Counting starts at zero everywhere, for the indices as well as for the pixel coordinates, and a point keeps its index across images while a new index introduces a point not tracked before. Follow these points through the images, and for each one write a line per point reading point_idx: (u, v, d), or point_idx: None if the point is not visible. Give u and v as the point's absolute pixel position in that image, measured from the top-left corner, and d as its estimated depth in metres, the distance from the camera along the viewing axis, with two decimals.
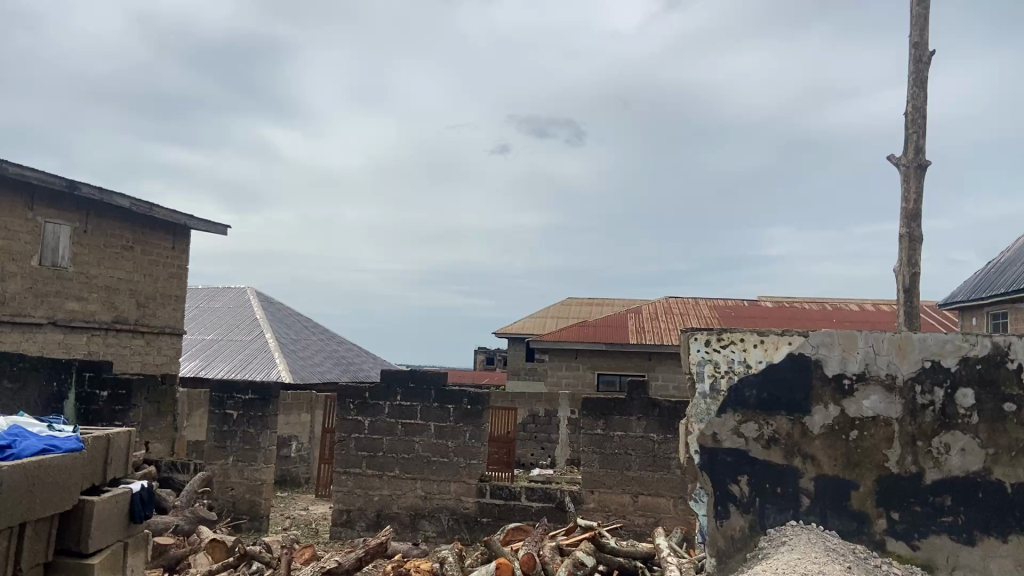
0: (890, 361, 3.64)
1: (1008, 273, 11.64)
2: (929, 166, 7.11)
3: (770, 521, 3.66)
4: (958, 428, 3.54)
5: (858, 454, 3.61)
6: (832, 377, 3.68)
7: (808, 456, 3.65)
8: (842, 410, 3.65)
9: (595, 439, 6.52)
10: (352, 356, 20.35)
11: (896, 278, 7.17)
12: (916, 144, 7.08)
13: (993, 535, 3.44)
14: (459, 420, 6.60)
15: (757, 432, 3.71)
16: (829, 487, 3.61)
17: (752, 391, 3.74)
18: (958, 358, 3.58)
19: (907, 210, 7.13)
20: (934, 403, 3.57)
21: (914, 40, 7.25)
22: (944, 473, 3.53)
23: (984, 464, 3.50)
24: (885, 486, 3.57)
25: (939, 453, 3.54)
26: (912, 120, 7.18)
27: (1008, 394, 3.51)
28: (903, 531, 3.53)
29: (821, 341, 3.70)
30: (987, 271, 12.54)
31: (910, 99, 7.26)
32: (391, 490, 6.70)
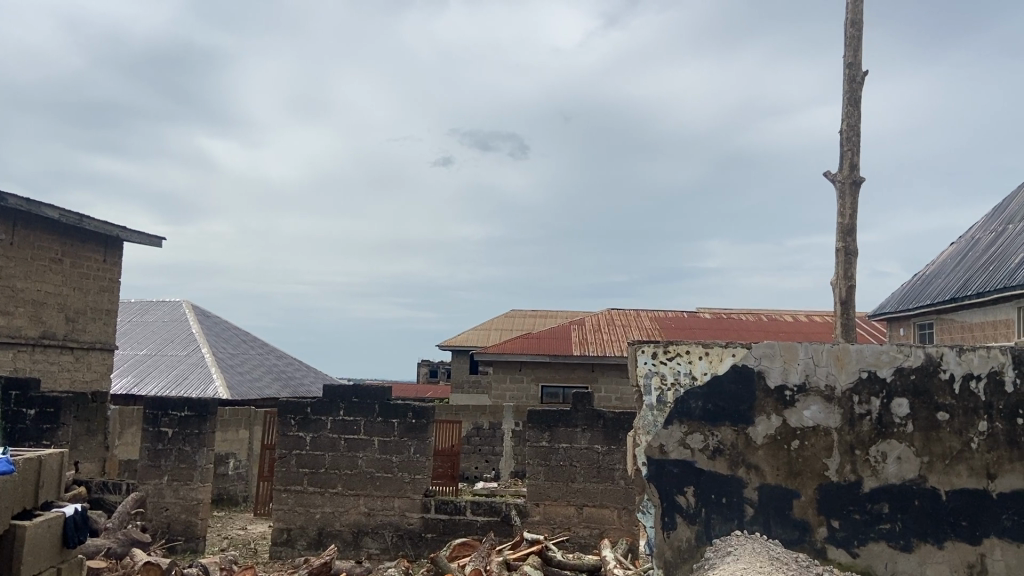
0: (828, 371, 3.74)
1: (934, 284, 12.11)
2: (863, 183, 7.35)
3: (716, 531, 3.71)
4: (894, 437, 3.65)
5: (799, 463, 3.69)
6: (774, 389, 3.75)
7: (752, 466, 3.72)
8: (784, 420, 3.72)
9: (541, 451, 6.53)
10: (291, 371, 19.98)
11: (833, 291, 7.37)
12: (850, 160, 7.34)
13: (930, 542, 3.56)
14: (403, 434, 6.53)
15: (702, 443, 3.76)
16: (772, 495, 3.68)
17: (697, 402, 3.79)
18: (893, 368, 3.70)
19: (842, 225, 7.35)
20: (871, 413, 3.68)
21: (847, 60, 7.49)
22: (881, 481, 3.63)
23: (919, 472, 3.61)
24: (826, 494, 3.65)
25: (876, 461, 3.64)
26: (847, 138, 7.42)
27: (941, 403, 3.64)
28: (844, 538, 3.61)
29: (763, 353, 3.78)
30: (913, 283, 13.03)
31: (845, 117, 7.50)
32: (334, 507, 6.58)
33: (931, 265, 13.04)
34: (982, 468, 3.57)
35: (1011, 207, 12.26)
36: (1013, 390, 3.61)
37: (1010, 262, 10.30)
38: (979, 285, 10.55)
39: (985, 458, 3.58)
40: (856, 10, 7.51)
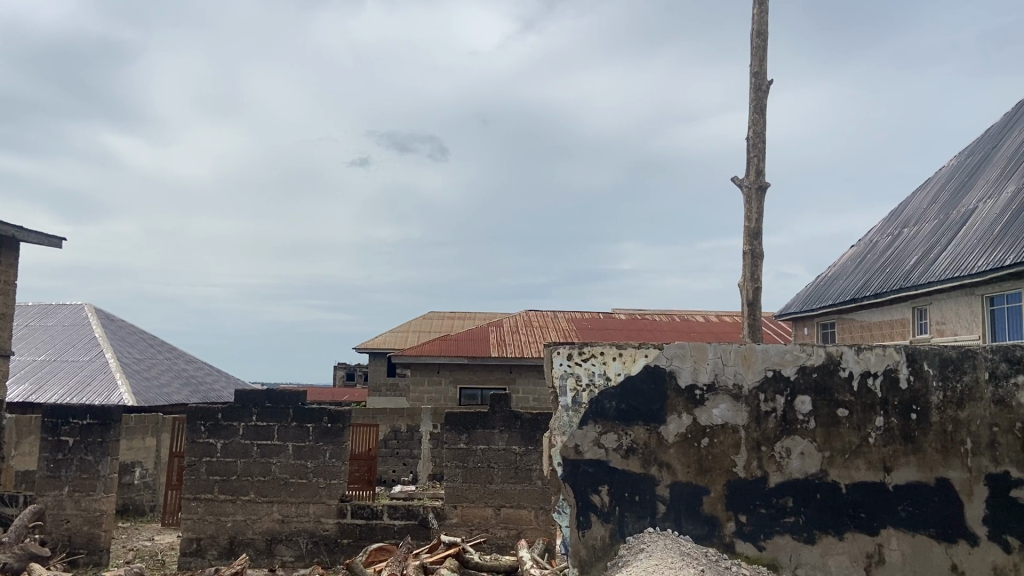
0: (736, 370, 3.85)
1: (836, 285, 12.62)
2: (769, 188, 7.61)
3: (629, 529, 3.77)
4: (797, 433, 3.79)
5: (709, 460, 3.79)
6: (685, 388, 3.84)
7: (664, 464, 3.80)
8: (694, 418, 3.82)
9: (458, 453, 6.51)
10: (202, 376, 19.36)
11: (741, 292, 7.60)
12: (756, 167, 7.60)
13: (831, 533, 3.71)
14: (318, 439, 6.41)
15: (616, 442, 3.81)
16: (683, 492, 3.77)
17: (611, 402, 3.84)
18: (797, 367, 3.84)
19: (749, 229, 7.58)
20: (776, 410, 3.81)
21: (754, 69, 7.75)
22: (786, 476, 3.76)
23: (821, 466, 3.76)
24: (733, 490, 3.76)
25: (781, 457, 3.78)
26: (753, 144, 7.67)
27: (840, 400, 3.80)
28: (750, 532, 3.73)
29: (675, 353, 3.86)
30: (816, 284, 13.56)
31: (752, 125, 7.74)
32: (246, 515, 6.40)
33: (832, 267, 13.61)
34: (878, 462, 3.75)
35: (905, 213, 12.92)
36: (907, 387, 3.80)
37: (904, 265, 10.84)
38: (876, 287, 11.06)
39: (882, 452, 3.75)
40: (761, 21, 7.78)
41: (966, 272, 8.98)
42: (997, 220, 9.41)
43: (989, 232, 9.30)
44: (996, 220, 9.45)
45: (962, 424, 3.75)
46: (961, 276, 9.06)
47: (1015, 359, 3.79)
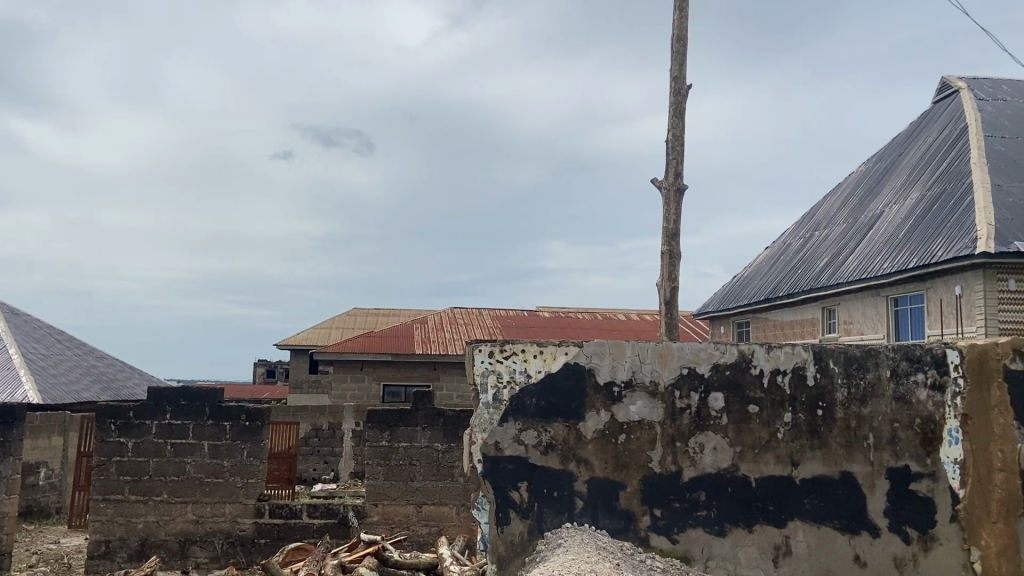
0: (653, 368, 3.94)
1: (751, 285, 13.03)
2: (686, 190, 7.80)
3: (547, 524, 3.82)
4: (710, 429, 3.90)
5: (625, 456, 3.87)
6: (604, 385, 3.91)
7: (582, 460, 3.86)
8: (612, 415, 3.89)
9: (380, 451, 6.47)
10: (113, 373, 18.65)
11: (658, 291, 7.76)
12: (675, 169, 7.78)
13: (741, 526, 3.84)
14: (235, 438, 6.26)
15: (536, 439, 3.86)
16: (600, 488, 3.84)
17: (531, 400, 3.88)
18: (711, 364, 3.95)
19: (667, 230, 7.76)
20: (690, 407, 3.91)
21: (673, 74, 7.92)
22: (699, 471, 3.87)
23: (732, 461, 3.88)
24: (648, 485, 3.85)
25: (694, 452, 3.88)
26: (672, 147, 7.85)
27: (751, 397, 3.93)
28: (664, 526, 3.82)
29: (594, 351, 3.93)
30: (732, 284, 13.96)
31: (671, 127, 7.91)
32: (158, 516, 6.21)
33: (748, 267, 14.05)
34: (787, 456, 3.89)
35: (817, 216, 13.43)
36: (814, 384, 3.95)
37: (815, 266, 11.28)
38: (789, 287, 11.48)
39: (789, 447, 3.90)
40: (681, 26, 7.96)
41: (873, 274, 9.41)
42: (901, 225, 9.89)
43: (894, 237, 9.77)
44: (900, 225, 9.94)
45: (866, 420, 3.93)
46: (868, 278, 9.48)
47: (915, 358, 3.98)
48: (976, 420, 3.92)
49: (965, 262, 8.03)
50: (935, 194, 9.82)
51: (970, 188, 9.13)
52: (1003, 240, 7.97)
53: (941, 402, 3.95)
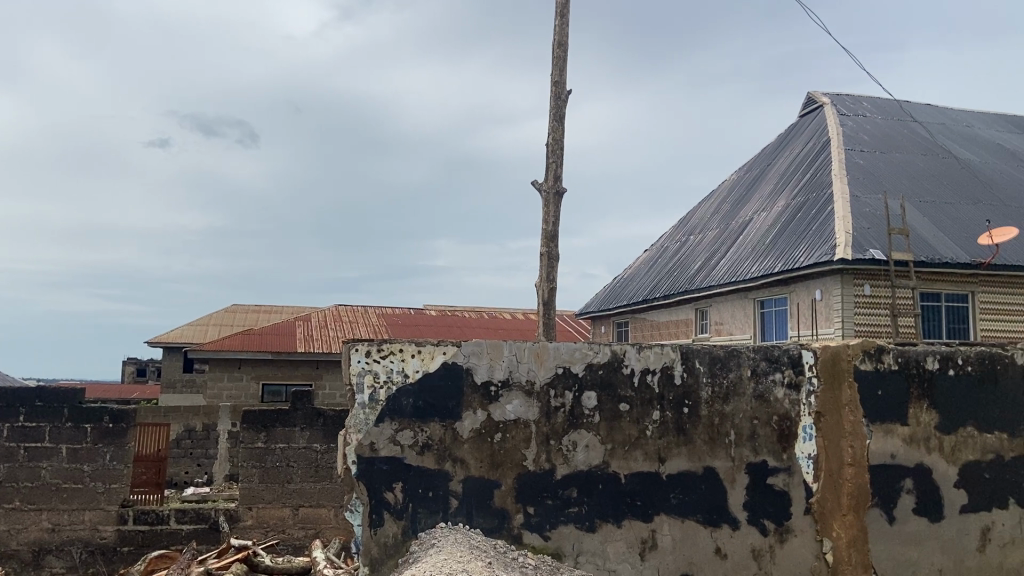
0: (529, 368, 3.99)
1: (631, 286, 13.41)
2: (565, 194, 7.95)
3: (421, 525, 3.80)
4: (583, 427, 3.99)
5: (501, 455, 3.90)
6: (480, 384, 3.93)
7: (457, 460, 3.86)
8: (488, 414, 3.91)
9: (255, 453, 6.27)
10: None
11: (537, 291, 7.86)
12: (555, 172, 7.90)
13: (610, 522, 3.94)
14: (96, 440, 5.90)
15: (411, 439, 3.83)
16: (475, 487, 3.86)
17: (408, 400, 3.85)
18: (585, 364, 4.03)
19: (546, 231, 7.88)
20: (565, 406, 3.98)
21: (554, 78, 8.05)
22: (571, 468, 3.95)
23: (603, 458, 3.98)
24: (522, 483, 3.89)
25: (567, 450, 3.96)
26: (553, 150, 7.97)
27: (622, 395, 4.04)
28: (537, 523, 3.88)
29: (472, 351, 3.94)
30: (613, 285, 14.33)
31: (552, 131, 8.03)
32: (8, 525, 5.80)
33: (628, 268, 14.45)
34: (654, 453, 4.02)
35: (692, 220, 13.97)
36: (680, 383, 4.10)
37: (690, 269, 11.73)
38: (666, 289, 11.88)
39: (657, 444, 4.03)
40: (562, 32, 8.10)
41: (743, 277, 9.87)
42: (769, 231, 10.42)
43: (762, 242, 10.28)
44: (768, 230, 10.47)
45: (727, 418, 4.11)
46: (738, 281, 9.93)
47: (773, 358, 4.19)
48: (828, 417, 4.16)
49: (825, 267, 8.54)
50: (800, 203, 10.40)
51: (831, 198, 9.73)
52: (859, 248, 8.52)
53: (797, 400, 4.17)
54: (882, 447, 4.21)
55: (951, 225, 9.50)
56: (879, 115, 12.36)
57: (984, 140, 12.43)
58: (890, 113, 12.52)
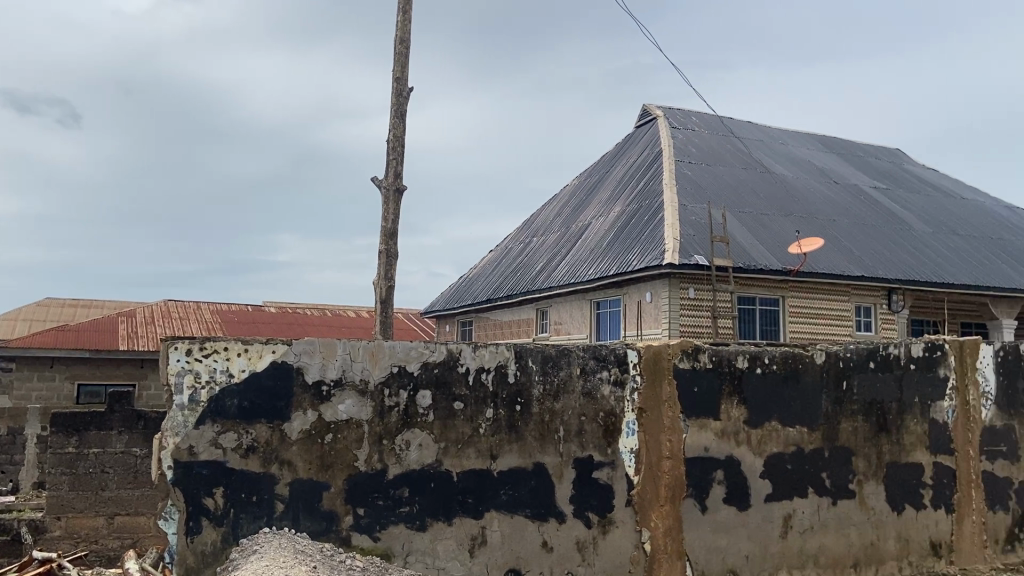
0: (363, 367, 3.93)
1: (475, 285, 13.55)
2: (404, 191, 7.91)
3: (243, 531, 3.66)
4: (416, 426, 3.98)
5: (331, 456, 3.82)
6: (312, 384, 3.83)
7: (284, 462, 3.75)
8: (319, 415, 3.83)
9: (65, 459, 5.82)
10: None
11: (374, 289, 7.77)
12: (394, 169, 7.85)
13: (440, 519, 3.95)
14: None
15: (235, 441, 3.68)
16: (302, 489, 3.76)
17: (232, 401, 3.70)
18: (420, 362, 4.03)
19: (385, 229, 7.81)
20: (399, 405, 3.96)
21: (395, 75, 7.99)
22: (403, 468, 3.93)
23: (436, 457, 3.99)
24: (352, 484, 3.84)
25: (400, 449, 3.94)
26: (393, 147, 7.91)
27: (457, 394, 4.07)
28: (366, 524, 3.83)
29: (303, 349, 3.83)
30: (458, 284, 14.42)
31: (393, 128, 7.97)
32: None
33: (473, 269, 14.60)
34: (486, 450, 4.08)
35: (535, 223, 14.31)
36: (514, 381, 4.19)
37: (532, 270, 12.00)
38: (508, 289, 12.09)
39: (490, 441, 4.09)
40: (404, 29, 8.05)
41: (580, 279, 10.21)
42: (605, 235, 10.85)
43: (599, 246, 10.68)
44: (604, 235, 10.90)
45: (557, 414, 4.24)
46: (577, 283, 10.27)
47: (601, 357, 4.37)
48: (649, 412, 4.39)
49: (655, 272, 8.99)
50: (634, 209, 10.90)
51: (662, 205, 10.26)
52: (686, 254, 9.04)
53: (622, 397, 4.37)
54: (698, 441, 4.48)
55: (767, 235, 10.27)
56: (707, 130, 13.20)
57: (797, 157, 13.55)
58: (716, 128, 13.39)
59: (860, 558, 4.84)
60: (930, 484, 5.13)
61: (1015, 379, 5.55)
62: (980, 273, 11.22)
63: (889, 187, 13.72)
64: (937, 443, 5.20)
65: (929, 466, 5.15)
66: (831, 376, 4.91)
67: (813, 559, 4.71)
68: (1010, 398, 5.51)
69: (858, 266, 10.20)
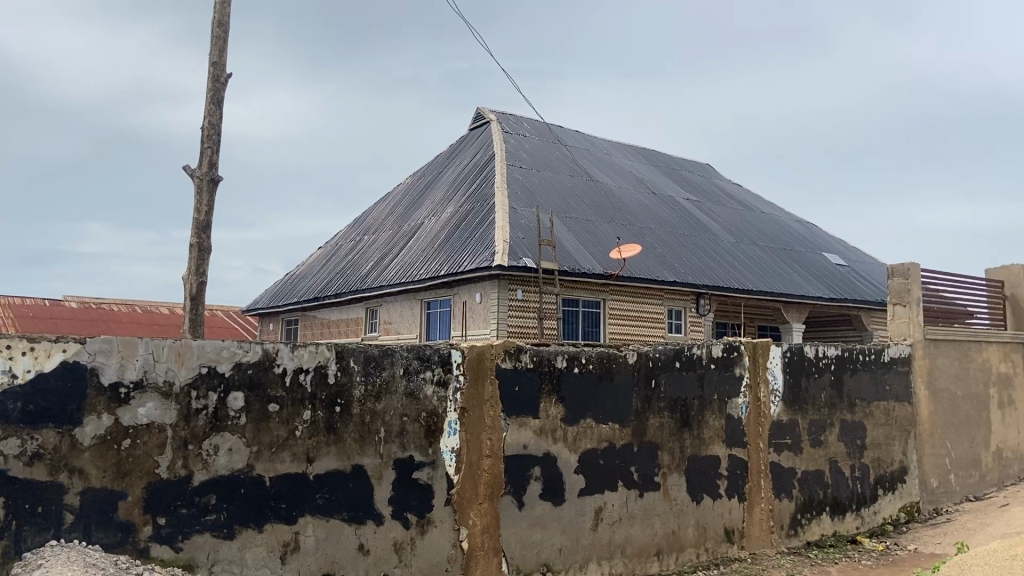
0: (168, 368, 3.70)
1: (302, 283, 13.15)
2: (220, 182, 7.52)
3: (26, 544, 3.33)
4: (227, 430, 3.79)
5: (129, 463, 3.56)
6: (109, 386, 3.55)
7: (75, 470, 3.45)
8: (116, 419, 3.56)
9: None
10: None
11: (184, 285, 7.34)
12: (209, 158, 7.44)
13: (250, 526, 3.79)
14: None
15: (16, 449, 3.34)
16: (95, 499, 3.47)
17: (14, 404, 3.36)
18: (232, 363, 3.84)
19: (198, 221, 7.38)
20: (207, 407, 3.76)
21: (213, 59, 7.59)
22: (211, 474, 3.74)
23: (247, 461, 3.83)
24: (153, 492, 3.59)
25: (208, 455, 3.74)
26: (208, 135, 7.49)
27: (273, 395, 3.92)
28: (168, 534, 3.60)
29: (100, 349, 3.55)
30: (284, 281, 13.94)
31: (208, 115, 7.54)
32: None
33: (300, 266, 14.16)
34: (302, 453, 3.96)
35: (366, 221, 14.10)
36: (333, 382, 4.09)
37: (361, 268, 11.82)
38: (336, 287, 11.83)
39: (306, 444, 3.98)
40: (224, 12, 7.67)
41: (410, 279, 10.17)
42: (437, 235, 10.87)
43: (430, 246, 10.69)
44: (436, 235, 10.92)
45: (378, 415, 4.19)
46: (406, 282, 10.21)
47: (425, 357, 4.36)
48: (471, 412, 4.44)
49: (484, 273, 9.12)
50: (465, 211, 11.00)
51: (492, 208, 10.42)
52: (514, 256, 9.23)
53: (444, 397, 4.39)
54: (517, 439, 4.58)
55: (590, 240, 10.70)
56: (537, 136, 13.56)
57: (619, 168, 14.22)
58: (545, 135, 13.79)
59: (663, 547, 5.14)
60: (725, 475, 5.54)
61: (800, 377, 6.11)
62: (776, 281, 12.27)
63: (700, 199, 14.70)
64: (733, 437, 5.62)
65: (725, 458, 5.56)
66: (642, 375, 5.19)
67: (620, 549, 4.95)
68: (795, 394, 6.06)
69: (671, 272, 10.85)
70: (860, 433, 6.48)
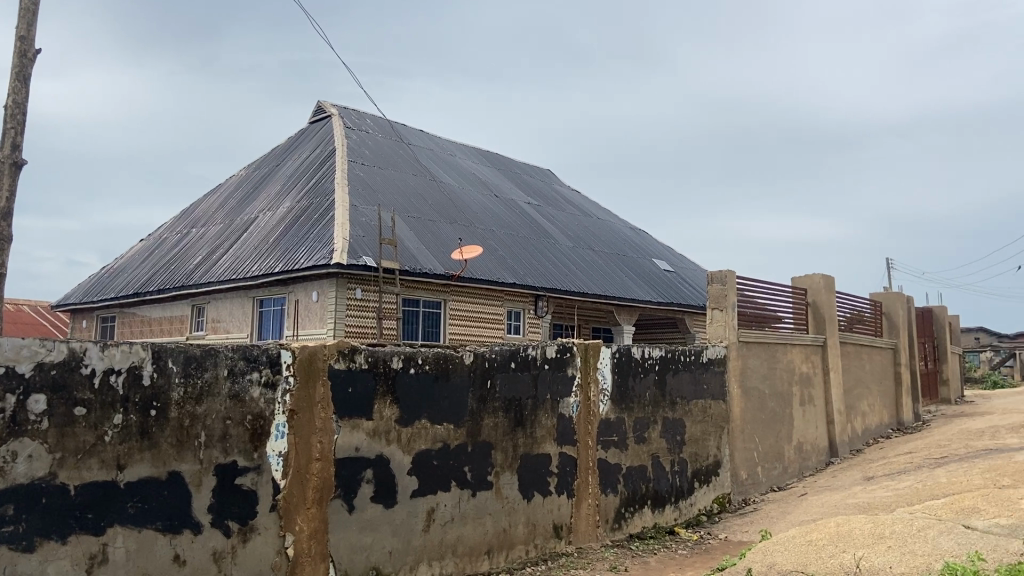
0: None
1: (121, 277, 12.27)
2: (25, 166, 6.69)
3: None
4: (27, 435, 3.45)
5: None
6: None
7: None
8: None
9: None
10: None
11: None
12: (11, 139, 6.59)
13: (51, 539, 3.48)
14: None
15: None
16: None
17: None
18: (34, 362, 3.51)
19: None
20: (4, 411, 3.40)
21: (19, 31, 6.89)
22: (8, 482, 3.39)
23: (50, 469, 3.51)
24: None
25: (4, 462, 3.39)
26: (11, 114, 6.65)
27: (79, 398, 3.62)
28: None
29: None
30: (100, 275, 12.94)
31: (10, 92, 6.70)
32: None
33: (119, 259, 13.20)
34: (112, 460, 3.69)
35: (195, 213, 13.36)
36: (149, 384, 3.84)
37: (188, 263, 11.18)
38: (159, 283, 11.12)
39: (116, 450, 3.70)
40: None
41: (242, 276, 9.73)
42: (272, 231, 10.48)
43: (264, 241, 10.28)
44: (270, 231, 10.52)
45: (199, 419, 3.98)
46: (237, 279, 9.76)
47: (252, 358, 4.19)
48: (301, 415, 4.31)
49: (321, 271, 8.89)
50: (303, 206, 10.68)
51: (331, 205, 10.18)
52: (354, 254, 9.06)
53: (272, 399, 4.23)
54: (349, 442, 4.50)
55: (431, 240, 10.69)
56: (379, 133, 13.40)
57: (462, 169, 14.32)
58: (388, 133, 13.64)
59: (493, 545, 5.22)
60: (555, 472, 5.71)
61: (626, 377, 6.40)
62: (609, 285, 12.80)
63: (540, 203, 15.08)
64: (563, 435, 5.80)
65: (555, 456, 5.72)
66: (478, 375, 5.24)
67: (451, 549, 4.97)
68: (622, 394, 6.34)
69: (510, 274, 11.06)
70: (679, 429, 6.88)
